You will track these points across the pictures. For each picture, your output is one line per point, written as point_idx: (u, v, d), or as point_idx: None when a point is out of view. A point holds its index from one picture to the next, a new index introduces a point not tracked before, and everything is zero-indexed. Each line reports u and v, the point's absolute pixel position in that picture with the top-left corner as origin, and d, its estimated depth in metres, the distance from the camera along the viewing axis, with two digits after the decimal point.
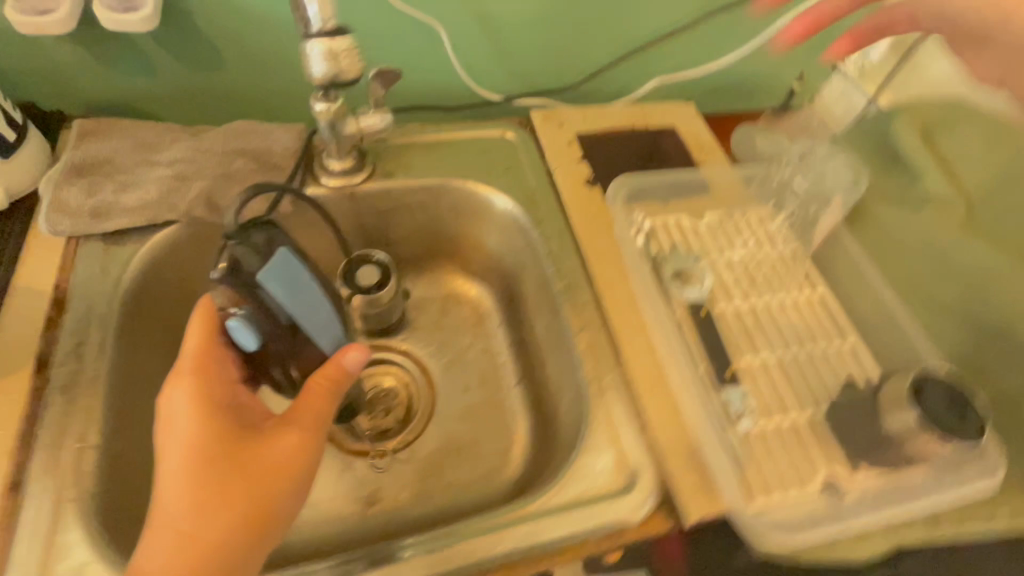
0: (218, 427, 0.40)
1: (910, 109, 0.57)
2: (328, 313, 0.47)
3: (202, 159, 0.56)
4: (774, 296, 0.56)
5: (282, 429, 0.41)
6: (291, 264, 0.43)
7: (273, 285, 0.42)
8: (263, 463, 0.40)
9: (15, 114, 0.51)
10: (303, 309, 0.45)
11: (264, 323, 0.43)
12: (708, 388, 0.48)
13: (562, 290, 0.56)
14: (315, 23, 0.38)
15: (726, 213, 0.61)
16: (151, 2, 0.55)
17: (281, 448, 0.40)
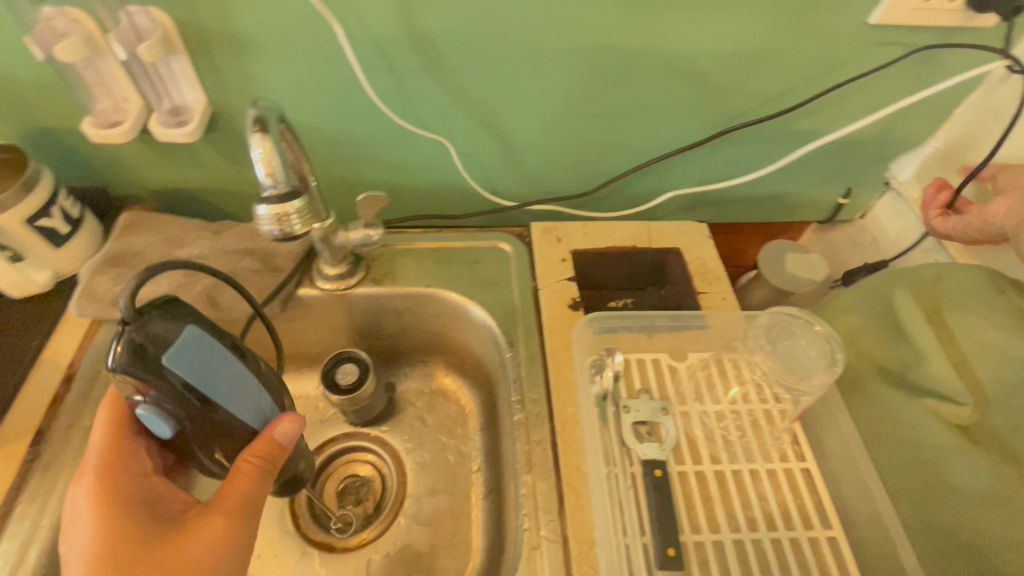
0: (130, 529, 0.40)
1: (930, 273, 0.51)
2: (251, 388, 0.46)
3: (215, 257, 0.62)
4: (748, 462, 0.51)
5: (202, 520, 0.41)
6: (199, 342, 0.42)
7: (180, 365, 0.41)
8: (181, 559, 0.39)
9: (72, 211, 0.60)
10: (219, 386, 0.43)
11: (177, 405, 0.42)
12: (644, 567, 0.45)
13: (520, 421, 0.55)
14: (265, 186, 0.39)
15: (712, 357, 0.57)
16: (197, 118, 0.63)
17: (200, 541, 0.40)
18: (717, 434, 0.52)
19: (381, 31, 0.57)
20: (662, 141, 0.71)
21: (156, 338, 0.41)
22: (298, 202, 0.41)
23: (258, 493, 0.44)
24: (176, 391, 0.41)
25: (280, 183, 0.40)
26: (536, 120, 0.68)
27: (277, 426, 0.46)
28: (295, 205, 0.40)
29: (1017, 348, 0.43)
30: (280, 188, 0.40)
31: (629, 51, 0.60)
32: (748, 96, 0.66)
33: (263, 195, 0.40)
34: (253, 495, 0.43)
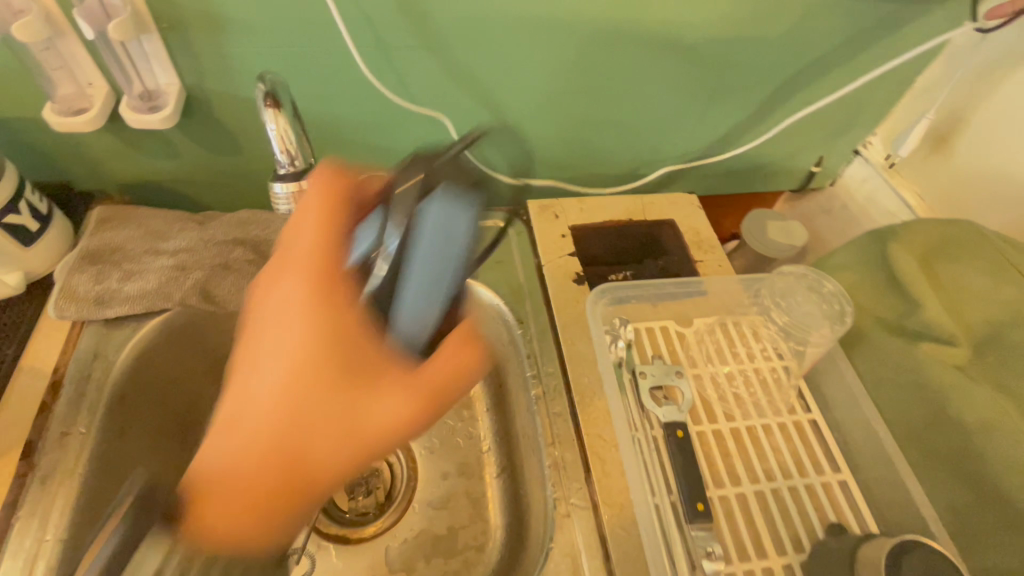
0: (328, 348, 0.35)
1: (922, 227, 0.53)
2: (430, 303, 0.38)
3: (203, 248, 0.59)
4: (761, 417, 0.53)
5: (400, 398, 0.35)
6: (446, 238, 0.37)
7: (433, 226, 0.37)
8: (375, 422, 0.35)
9: (41, 207, 0.55)
10: (426, 273, 0.37)
11: (401, 245, 0.38)
12: (674, 522, 0.46)
13: (538, 397, 0.55)
14: (284, 165, 0.40)
15: (717, 321, 0.59)
16: (173, 103, 0.59)
17: (396, 416, 0.35)
18: (729, 394, 0.54)
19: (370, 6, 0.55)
20: (650, 116, 0.72)
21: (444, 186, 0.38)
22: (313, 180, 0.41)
23: (451, 396, 0.36)
24: (410, 226, 0.37)
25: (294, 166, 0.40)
26: (527, 98, 0.67)
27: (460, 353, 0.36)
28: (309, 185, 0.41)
29: (1000, 291, 0.46)
30: (296, 165, 0.41)
31: (620, 24, 0.60)
32: (732, 67, 0.67)
33: (280, 173, 0.40)
34: (450, 390, 0.36)
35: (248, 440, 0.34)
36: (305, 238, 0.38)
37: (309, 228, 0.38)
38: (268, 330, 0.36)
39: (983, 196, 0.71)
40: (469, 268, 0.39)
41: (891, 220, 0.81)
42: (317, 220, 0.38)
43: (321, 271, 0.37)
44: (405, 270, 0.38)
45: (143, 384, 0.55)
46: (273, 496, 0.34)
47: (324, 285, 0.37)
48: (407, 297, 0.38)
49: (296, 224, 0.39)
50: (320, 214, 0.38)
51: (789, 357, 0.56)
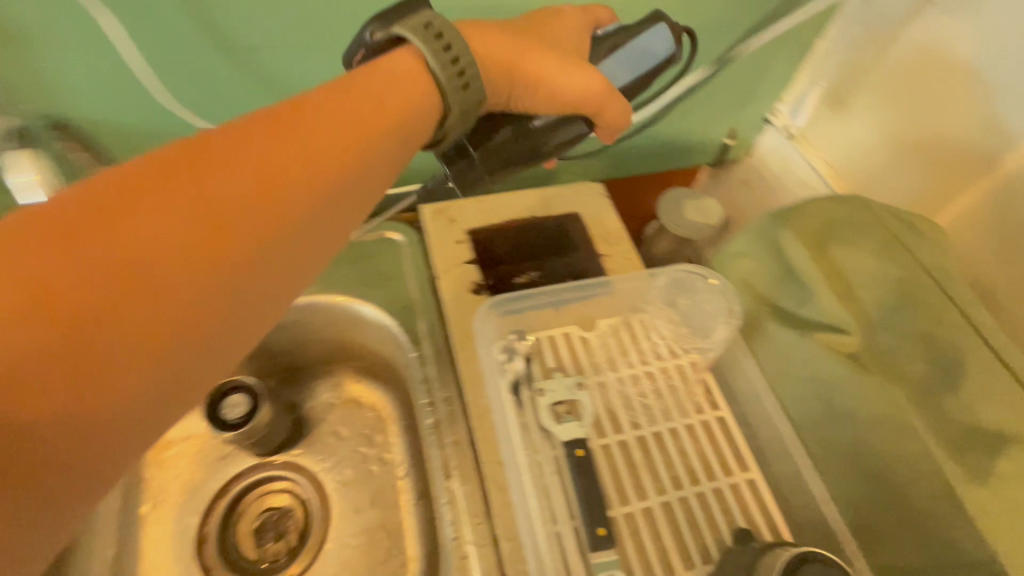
0: (556, 53, 0.47)
1: (816, 208, 0.51)
2: (633, 76, 0.55)
3: None
4: (668, 421, 0.50)
5: (592, 75, 0.48)
6: (649, 42, 0.54)
7: (657, 41, 0.54)
8: (564, 76, 0.46)
9: None
10: (641, 60, 0.54)
11: (631, 30, 0.54)
12: (575, 550, 0.43)
13: (432, 426, 0.51)
14: None
15: (622, 321, 0.55)
16: None
17: (579, 86, 0.47)
18: (635, 401, 0.51)
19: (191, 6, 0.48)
20: None
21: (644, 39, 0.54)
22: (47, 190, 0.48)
23: (607, 109, 0.50)
24: (640, 31, 0.54)
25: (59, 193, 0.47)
26: None
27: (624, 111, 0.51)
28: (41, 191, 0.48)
29: (888, 274, 0.45)
30: None
31: None
32: None
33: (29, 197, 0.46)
34: (606, 104, 0.49)
35: (529, 63, 0.45)
36: (547, 31, 0.49)
37: (544, 28, 0.50)
38: (536, 52, 0.46)
39: (885, 161, 0.67)
40: (660, 69, 0.56)
41: (802, 187, 0.79)
42: (574, 23, 0.52)
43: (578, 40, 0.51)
44: (631, 42, 0.53)
45: None
46: (444, 59, 0.38)
47: (575, 41, 0.51)
48: (634, 60, 0.54)
49: (545, 27, 0.50)
50: (575, 23, 0.52)
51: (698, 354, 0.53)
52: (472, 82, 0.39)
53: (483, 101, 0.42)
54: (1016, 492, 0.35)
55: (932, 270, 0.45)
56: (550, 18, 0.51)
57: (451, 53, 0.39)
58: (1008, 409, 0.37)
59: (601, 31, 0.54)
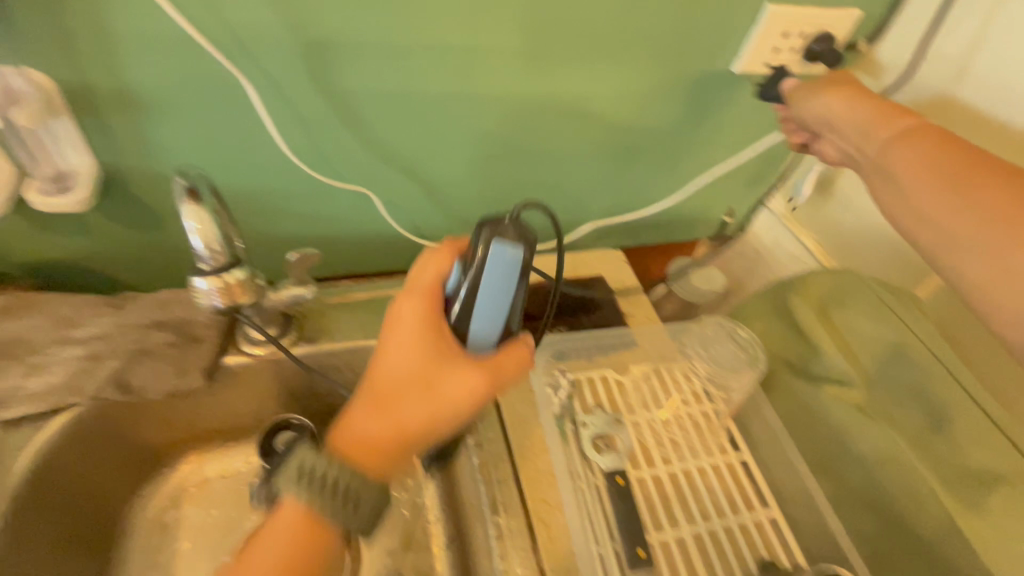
0: (430, 372, 0.46)
1: (817, 275, 0.60)
2: (501, 319, 0.49)
3: (120, 336, 0.55)
4: (695, 459, 0.56)
5: (472, 371, 0.47)
6: (493, 266, 0.47)
7: (489, 268, 0.47)
8: (444, 394, 0.46)
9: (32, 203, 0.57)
10: (490, 301, 0.48)
11: (467, 288, 0.48)
12: (618, 568, 0.47)
13: (479, 464, 0.55)
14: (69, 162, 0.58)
15: (652, 368, 0.62)
16: (86, 185, 0.58)
17: (463, 389, 0.46)
18: (665, 438, 0.57)
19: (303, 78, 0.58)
20: (565, 174, 0.79)
21: (503, 240, 0.47)
22: (240, 271, 0.40)
23: (507, 377, 0.49)
24: (472, 279, 0.47)
25: (217, 253, 0.39)
26: (459, 162, 0.72)
27: (528, 344, 0.52)
28: (238, 274, 0.40)
29: (884, 334, 0.53)
30: (217, 259, 0.39)
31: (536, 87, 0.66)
32: (638, 134, 0.76)
33: (200, 267, 0.39)
34: (506, 373, 0.49)
35: (397, 410, 0.45)
36: (398, 360, 0.47)
37: (404, 347, 0.47)
38: (408, 400, 0.45)
39: (868, 239, 0.79)
40: (528, 276, 0.48)
41: (794, 260, 0.90)
42: (415, 325, 0.48)
43: (422, 331, 0.48)
44: (473, 295, 0.48)
45: (55, 486, 0.51)
46: (327, 497, 0.43)
47: (428, 347, 0.47)
48: (478, 318, 0.48)
49: (392, 349, 0.47)
50: (427, 311, 0.49)
51: (722, 400, 0.59)
52: (353, 497, 0.44)
53: (365, 491, 0.44)
54: (1008, 526, 0.41)
55: (918, 330, 0.52)
56: (401, 316, 0.49)
57: (330, 481, 0.43)
58: (1004, 453, 0.44)
59: (453, 296, 0.49)
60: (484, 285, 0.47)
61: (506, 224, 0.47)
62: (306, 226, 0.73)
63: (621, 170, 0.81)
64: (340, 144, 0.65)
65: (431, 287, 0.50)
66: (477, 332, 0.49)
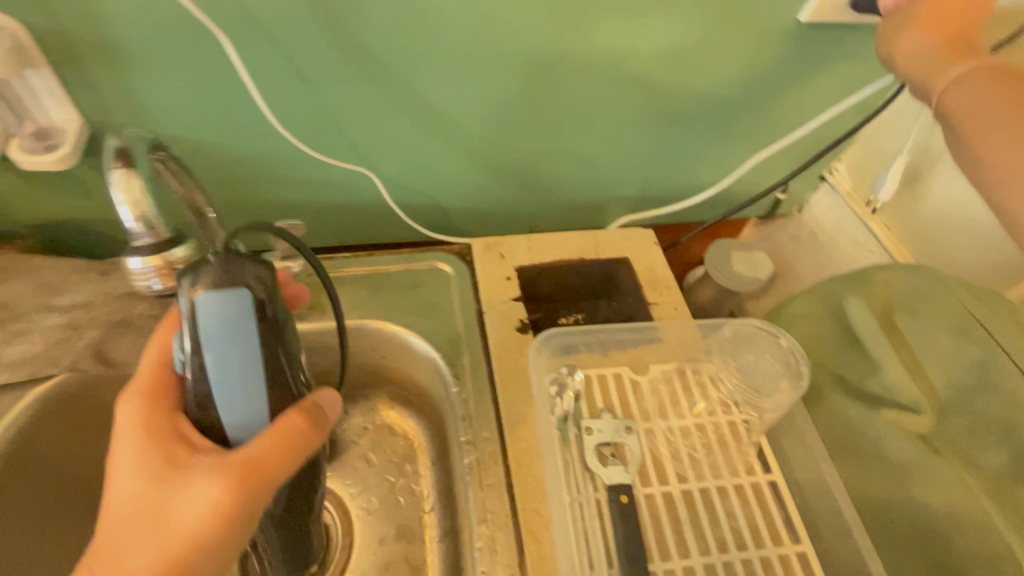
0: (153, 503, 0.34)
1: (884, 274, 0.51)
2: (260, 397, 0.37)
3: (103, 305, 0.53)
4: (715, 479, 0.49)
5: (213, 478, 0.34)
6: (208, 310, 0.35)
7: (212, 334, 0.35)
8: (178, 521, 0.33)
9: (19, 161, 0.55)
10: (232, 370, 0.36)
11: (192, 365, 0.36)
12: None
13: (470, 465, 0.50)
14: (59, 118, 0.55)
15: (675, 369, 0.55)
16: (70, 143, 0.55)
17: (202, 508, 0.33)
18: (682, 452, 0.50)
19: (294, 27, 0.52)
20: (593, 142, 0.70)
21: (225, 273, 0.36)
22: (175, 245, 0.37)
23: (277, 471, 0.35)
24: (199, 353, 0.36)
25: (151, 224, 0.36)
26: (474, 125, 0.65)
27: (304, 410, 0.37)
28: (177, 254, 0.37)
29: (964, 351, 0.43)
30: (155, 235, 0.36)
31: (561, 39, 0.57)
32: (682, 94, 0.66)
33: (138, 241, 0.37)
34: (277, 465, 0.35)
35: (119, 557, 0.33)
36: (112, 494, 0.35)
37: (118, 474, 0.35)
38: (129, 536, 0.33)
39: (954, 231, 0.69)
40: (271, 324, 0.37)
41: (857, 249, 0.81)
42: (128, 437, 0.36)
43: (141, 442, 0.36)
44: (205, 376, 0.36)
45: (33, 459, 0.49)
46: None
47: (149, 465, 0.35)
48: (223, 398, 0.36)
49: (111, 475, 0.36)
50: (149, 410, 0.37)
51: (753, 413, 0.52)
52: None
53: None
54: None
55: (1011, 346, 0.42)
56: (116, 425, 0.37)
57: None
58: None
59: (184, 376, 0.37)
60: (208, 336, 0.35)
61: (224, 268, 0.36)
62: (305, 192, 0.68)
63: (658, 137, 0.71)
64: (341, 102, 0.59)
65: (153, 375, 0.39)
66: (229, 422, 0.36)
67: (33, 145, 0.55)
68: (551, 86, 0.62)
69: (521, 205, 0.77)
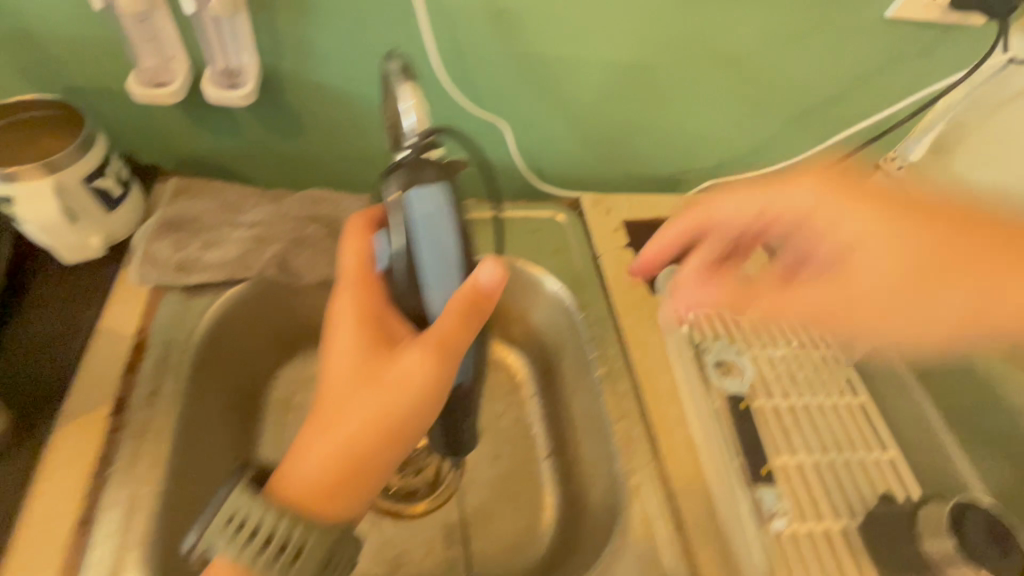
0: (370, 368, 0.42)
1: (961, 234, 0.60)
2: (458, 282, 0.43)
3: (280, 223, 0.60)
4: (814, 398, 0.57)
5: (419, 349, 0.41)
6: (414, 210, 0.40)
7: (419, 225, 0.41)
8: (392, 380, 0.41)
9: (208, 93, 0.62)
10: (436, 259, 0.42)
11: (404, 257, 0.42)
12: (742, 482, 0.49)
13: (603, 375, 0.58)
14: (242, 59, 0.62)
15: (771, 310, 0.63)
16: (253, 82, 0.61)
17: (414, 374, 0.41)
18: (784, 374, 0.58)
19: None
20: (687, 119, 0.78)
21: (423, 173, 0.40)
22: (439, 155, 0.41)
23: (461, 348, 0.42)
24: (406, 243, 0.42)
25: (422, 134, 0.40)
26: (588, 95, 0.73)
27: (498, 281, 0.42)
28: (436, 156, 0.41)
29: None
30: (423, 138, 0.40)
31: (680, 21, 0.66)
32: (772, 79, 0.75)
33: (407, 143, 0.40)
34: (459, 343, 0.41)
35: (346, 404, 0.41)
36: (340, 357, 0.43)
37: (341, 343, 0.43)
38: (355, 388, 0.41)
39: None
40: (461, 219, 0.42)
41: None
42: (350, 324, 0.43)
43: (362, 320, 0.44)
44: (414, 263, 0.42)
45: (220, 348, 0.56)
46: (277, 556, 0.38)
47: (369, 336, 0.43)
48: (428, 283, 0.43)
49: (335, 343, 0.44)
50: (365, 300, 0.45)
51: (842, 349, 0.60)
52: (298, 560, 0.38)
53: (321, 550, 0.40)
54: None
55: None
56: (336, 314, 0.45)
57: (279, 537, 0.38)
58: None
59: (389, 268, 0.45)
60: (415, 233, 0.41)
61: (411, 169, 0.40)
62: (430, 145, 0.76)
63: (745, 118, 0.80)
64: (482, 65, 0.67)
65: (360, 272, 0.46)
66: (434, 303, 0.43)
67: (218, 81, 0.62)
68: (665, 60, 0.70)
69: (613, 175, 0.84)
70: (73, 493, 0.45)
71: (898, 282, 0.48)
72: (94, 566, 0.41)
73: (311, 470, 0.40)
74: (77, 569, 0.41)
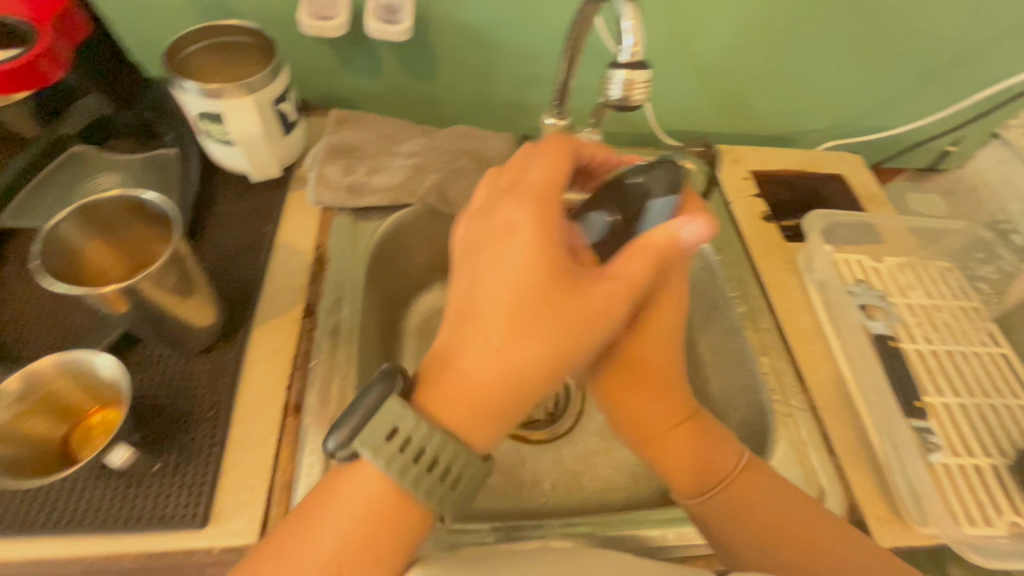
0: (556, 274, 0.34)
1: None
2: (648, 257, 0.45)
3: (435, 155, 0.63)
4: (957, 345, 0.57)
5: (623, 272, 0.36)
6: (661, 207, 0.41)
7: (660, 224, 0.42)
8: (592, 294, 0.34)
9: (370, 28, 0.64)
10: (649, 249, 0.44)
11: (625, 237, 0.43)
12: (894, 414, 0.51)
13: (745, 313, 0.59)
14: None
15: (907, 261, 0.64)
16: (411, 17, 0.64)
17: (618, 293, 0.35)
18: (926, 321, 0.59)
19: None
20: (815, 73, 0.78)
21: (674, 180, 0.42)
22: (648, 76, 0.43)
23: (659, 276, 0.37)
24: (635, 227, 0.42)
25: (637, 51, 0.42)
26: (721, 44, 0.73)
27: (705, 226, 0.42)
28: (646, 76, 0.42)
29: None
30: (636, 57, 0.42)
31: None
32: (911, 32, 0.73)
33: (620, 60, 0.42)
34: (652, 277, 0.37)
35: (521, 311, 0.33)
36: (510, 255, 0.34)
37: (517, 235, 0.35)
38: (538, 294, 0.33)
39: None
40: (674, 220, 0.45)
41: None
42: (526, 230, 0.34)
43: (540, 215, 0.35)
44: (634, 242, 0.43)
45: (383, 266, 0.61)
46: (425, 477, 0.32)
47: (550, 236, 0.35)
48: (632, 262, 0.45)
49: (501, 236, 0.35)
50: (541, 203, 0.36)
51: (981, 302, 0.61)
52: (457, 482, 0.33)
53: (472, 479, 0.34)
54: None
55: None
56: (510, 223, 0.35)
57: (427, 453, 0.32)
58: None
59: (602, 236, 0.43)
60: (658, 220, 0.41)
61: (655, 171, 0.42)
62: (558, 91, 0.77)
63: (874, 74, 0.79)
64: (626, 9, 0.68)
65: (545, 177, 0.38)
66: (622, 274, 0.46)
67: (379, 15, 0.64)
68: (808, 8, 0.70)
69: (728, 130, 0.85)
70: (281, 383, 0.49)
71: (762, 529, 0.42)
72: (310, 443, 0.46)
73: (465, 384, 0.33)
74: (296, 446, 0.46)
